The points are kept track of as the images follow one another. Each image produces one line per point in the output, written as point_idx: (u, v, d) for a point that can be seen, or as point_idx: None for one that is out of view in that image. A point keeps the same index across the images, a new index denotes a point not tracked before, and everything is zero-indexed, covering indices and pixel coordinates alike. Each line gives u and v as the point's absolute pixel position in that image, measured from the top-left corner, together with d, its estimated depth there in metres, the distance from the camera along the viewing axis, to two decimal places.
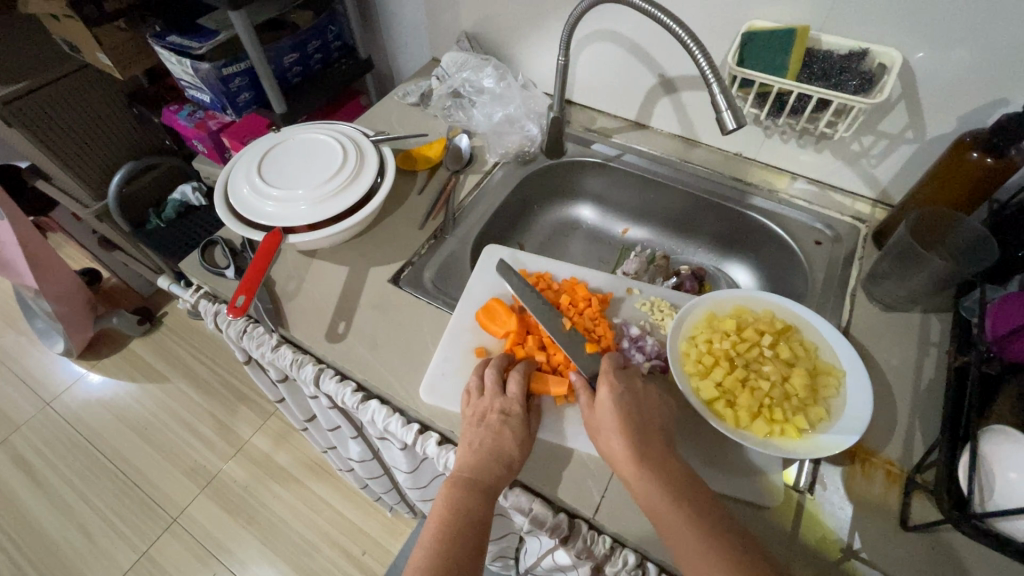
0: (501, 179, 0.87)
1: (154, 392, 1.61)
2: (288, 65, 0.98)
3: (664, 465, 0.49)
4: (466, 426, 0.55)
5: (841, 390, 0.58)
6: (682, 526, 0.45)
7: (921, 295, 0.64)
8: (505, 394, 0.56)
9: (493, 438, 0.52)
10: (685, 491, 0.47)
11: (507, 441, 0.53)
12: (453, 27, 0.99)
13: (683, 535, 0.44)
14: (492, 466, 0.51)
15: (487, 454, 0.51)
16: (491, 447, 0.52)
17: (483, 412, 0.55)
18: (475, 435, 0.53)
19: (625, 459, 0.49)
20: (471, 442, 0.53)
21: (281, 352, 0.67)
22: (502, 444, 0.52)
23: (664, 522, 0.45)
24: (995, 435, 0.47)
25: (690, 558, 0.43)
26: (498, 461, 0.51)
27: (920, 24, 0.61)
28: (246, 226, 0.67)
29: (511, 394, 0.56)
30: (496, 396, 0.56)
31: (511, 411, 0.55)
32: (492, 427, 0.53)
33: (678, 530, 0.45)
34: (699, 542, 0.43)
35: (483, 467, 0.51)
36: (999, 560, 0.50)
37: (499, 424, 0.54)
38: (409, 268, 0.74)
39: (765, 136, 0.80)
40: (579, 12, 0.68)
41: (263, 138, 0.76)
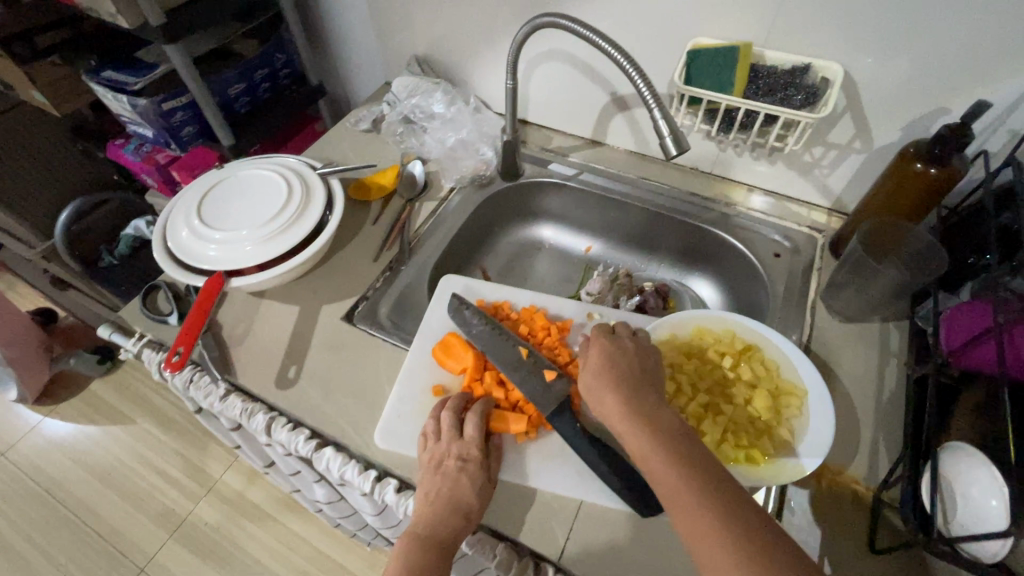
0: (459, 205, 0.85)
1: (117, 434, 1.54)
2: (234, 95, 0.94)
3: (652, 417, 0.46)
4: (423, 474, 0.52)
5: (804, 410, 0.56)
6: (672, 478, 0.41)
7: (877, 305, 0.64)
8: (462, 438, 0.54)
9: (450, 489, 0.50)
10: (677, 442, 0.43)
11: (463, 490, 0.50)
12: (405, 49, 0.97)
13: (673, 487, 0.41)
14: (449, 519, 0.48)
15: (443, 507, 0.49)
16: (448, 499, 0.49)
17: (440, 459, 0.53)
18: (432, 484, 0.51)
19: (616, 416, 0.47)
20: (428, 492, 0.50)
21: (229, 402, 0.63)
22: (460, 492, 0.50)
23: (656, 475, 0.42)
24: (956, 452, 0.47)
25: (680, 511, 0.40)
26: (455, 512, 0.49)
27: (858, 39, 0.62)
28: (186, 272, 0.64)
29: (468, 437, 0.54)
30: (453, 440, 0.54)
31: (470, 456, 0.53)
32: (449, 474, 0.51)
33: (669, 483, 0.41)
34: (689, 494, 0.40)
35: (440, 519, 0.48)
36: None
37: (457, 471, 0.51)
38: (363, 302, 0.71)
39: (720, 150, 0.80)
40: (521, 37, 0.67)
41: (206, 175, 0.73)
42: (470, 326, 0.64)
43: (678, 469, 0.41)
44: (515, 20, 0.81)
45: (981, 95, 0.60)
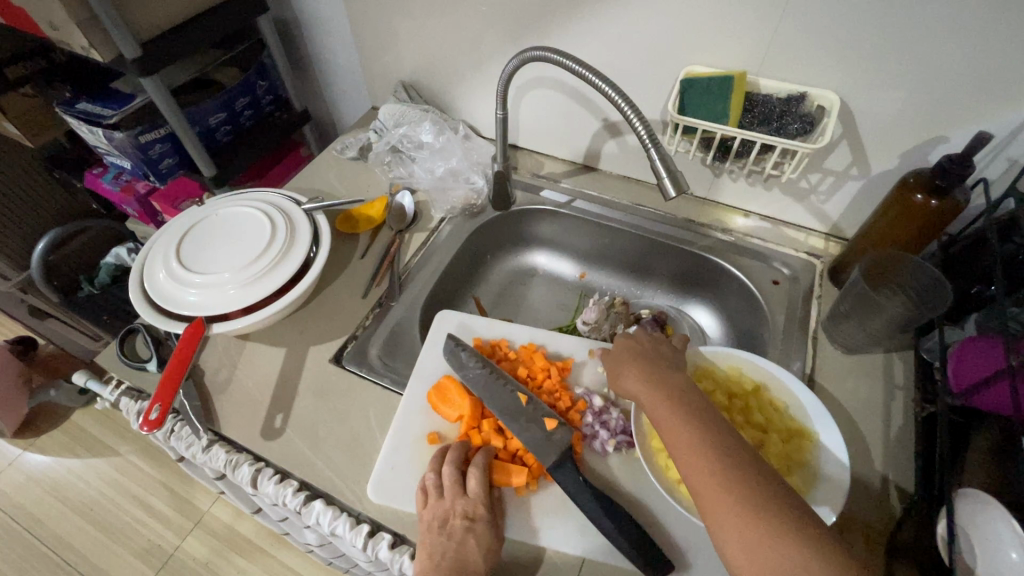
0: (450, 235, 0.83)
1: (99, 467, 1.49)
2: (215, 124, 0.92)
3: (665, 379, 0.51)
4: (424, 534, 0.50)
5: (818, 458, 0.54)
6: (681, 428, 0.46)
7: (883, 336, 0.63)
8: (466, 494, 0.52)
9: (456, 554, 0.47)
10: (689, 401, 0.48)
11: (468, 553, 0.47)
12: (391, 74, 0.94)
13: (682, 435, 0.45)
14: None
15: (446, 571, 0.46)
16: (453, 566, 0.46)
17: (444, 517, 0.50)
18: (437, 545, 0.48)
19: (637, 383, 0.53)
20: (432, 554, 0.48)
21: (213, 453, 0.60)
22: (464, 552, 0.47)
23: (667, 425, 0.47)
24: (971, 501, 0.45)
25: (686, 453, 0.44)
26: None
27: (854, 68, 0.61)
28: (164, 318, 0.61)
29: (472, 493, 0.52)
30: (457, 496, 0.51)
31: (476, 515, 0.50)
32: (453, 533, 0.49)
33: (679, 431, 0.46)
34: (696, 440, 0.44)
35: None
36: None
37: (462, 529, 0.49)
38: (352, 342, 0.69)
39: (715, 176, 0.79)
40: (510, 69, 0.65)
41: (186, 213, 0.71)
42: (466, 369, 0.62)
43: (688, 420, 0.46)
44: (504, 46, 0.80)
45: (979, 124, 0.59)
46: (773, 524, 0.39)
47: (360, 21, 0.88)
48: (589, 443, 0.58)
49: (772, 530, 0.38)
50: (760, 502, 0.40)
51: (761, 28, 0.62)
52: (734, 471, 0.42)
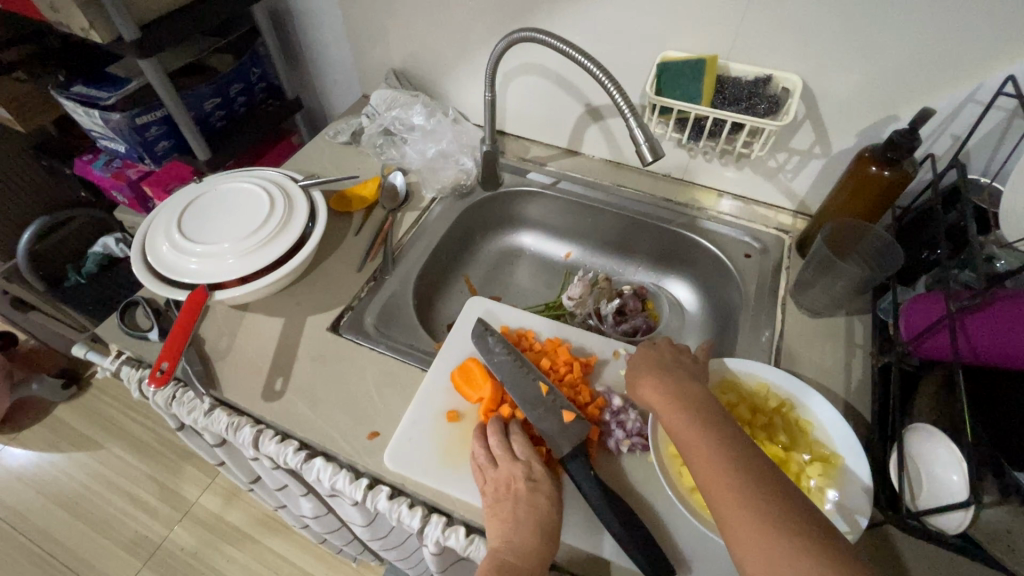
0: (440, 214, 0.86)
1: (84, 461, 1.47)
2: (209, 109, 0.94)
3: (684, 391, 0.52)
4: (491, 505, 0.51)
5: (841, 478, 0.52)
6: (696, 435, 0.47)
7: (843, 299, 0.68)
8: (520, 458, 0.53)
9: (534, 515, 0.48)
10: (703, 408, 0.49)
11: (543, 510, 0.49)
12: (381, 63, 0.98)
13: (698, 443, 0.46)
14: (543, 543, 0.47)
15: (531, 533, 0.47)
16: (536, 524, 0.48)
17: (506, 483, 0.51)
18: (508, 510, 0.49)
19: (653, 394, 0.53)
20: (505, 519, 0.49)
21: (215, 416, 0.63)
22: (539, 511, 0.49)
23: (683, 435, 0.48)
24: (920, 434, 0.50)
25: (701, 460, 0.45)
26: (543, 532, 0.48)
27: (814, 52, 0.66)
28: (166, 285, 0.63)
29: (524, 457, 0.53)
30: (513, 463, 0.52)
31: (536, 475, 0.52)
32: (522, 497, 0.50)
33: (694, 439, 0.47)
34: (710, 448, 0.45)
35: (537, 546, 0.46)
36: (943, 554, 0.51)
37: (528, 489, 0.50)
38: (348, 313, 0.72)
39: (690, 157, 0.84)
40: (498, 52, 0.69)
41: (184, 189, 0.73)
42: (492, 354, 0.63)
43: (704, 429, 0.47)
44: (491, 35, 0.84)
45: (925, 103, 0.65)
46: (789, 531, 0.39)
47: (351, 11, 0.91)
48: (603, 442, 0.58)
49: (788, 537, 0.39)
50: (769, 503, 0.41)
51: (731, 16, 0.67)
52: (748, 480, 0.42)
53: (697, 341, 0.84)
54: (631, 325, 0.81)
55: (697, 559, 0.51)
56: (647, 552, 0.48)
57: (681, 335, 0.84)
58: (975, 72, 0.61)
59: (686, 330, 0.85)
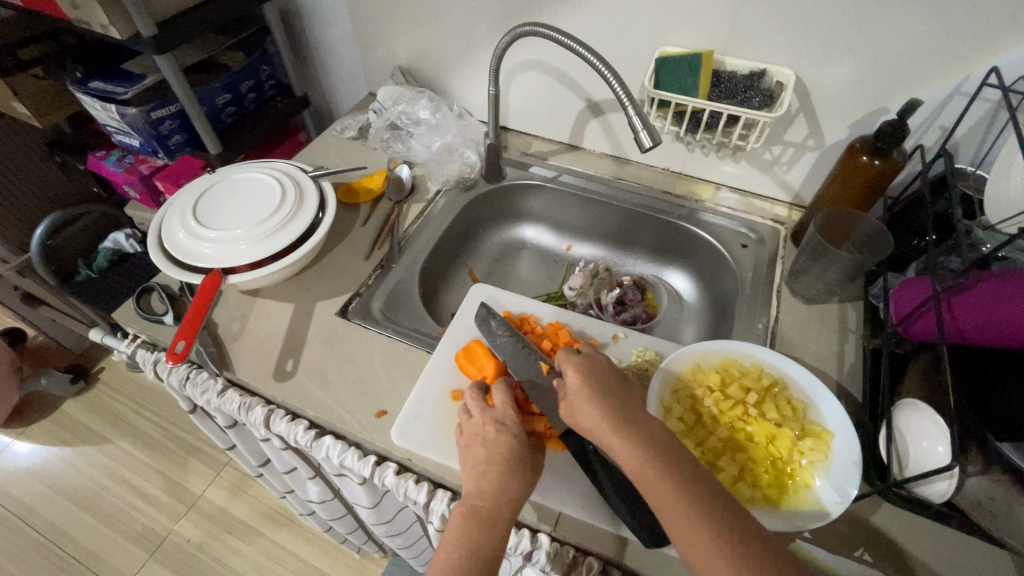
0: (444, 206, 0.89)
1: (91, 454, 1.49)
2: (220, 105, 0.97)
3: (622, 409, 0.48)
4: (465, 452, 0.52)
5: (830, 454, 0.54)
6: (672, 498, 0.41)
7: (836, 286, 0.70)
8: (495, 407, 0.54)
9: (499, 455, 0.49)
10: (675, 461, 0.43)
11: (508, 449, 0.49)
12: (388, 61, 1.00)
13: (678, 509, 0.40)
14: (506, 480, 0.48)
15: (498, 472, 0.48)
16: (501, 463, 0.48)
17: (478, 431, 0.52)
18: (477, 455, 0.50)
19: (607, 431, 0.47)
20: (475, 463, 0.50)
21: (228, 396, 0.65)
22: (504, 452, 0.49)
23: (655, 495, 0.42)
24: (908, 408, 0.52)
25: (649, 484, 0.43)
26: (512, 472, 0.48)
27: (806, 47, 0.69)
28: (181, 270, 0.66)
29: (500, 405, 0.54)
30: (488, 412, 0.54)
31: (507, 420, 0.52)
32: (489, 440, 0.51)
33: (646, 472, 0.43)
34: (686, 506, 0.40)
35: (500, 487, 0.47)
36: (934, 527, 0.53)
37: (496, 432, 0.51)
38: (356, 299, 0.74)
39: (688, 150, 0.86)
40: (502, 46, 0.72)
41: (198, 179, 0.76)
42: (494, 336, 0.65)
43: (680, 491, 0.41)
44: (495, 32, 0.86)
45: (914, 95, 0.67)
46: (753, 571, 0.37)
47: (359, 10, 0.94)
48: None
49: None
50: (715, 522, 0.39)
51: (727, 13, 0.70)
52: (693, 497, 0.41)
53: (695, 330, 0.86)
54: (630, 314, 0.83)
55: None
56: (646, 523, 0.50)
57: (678, 325, 0.87)
58: (961, 64, 0.63)
59: (684, 320, 0.87)
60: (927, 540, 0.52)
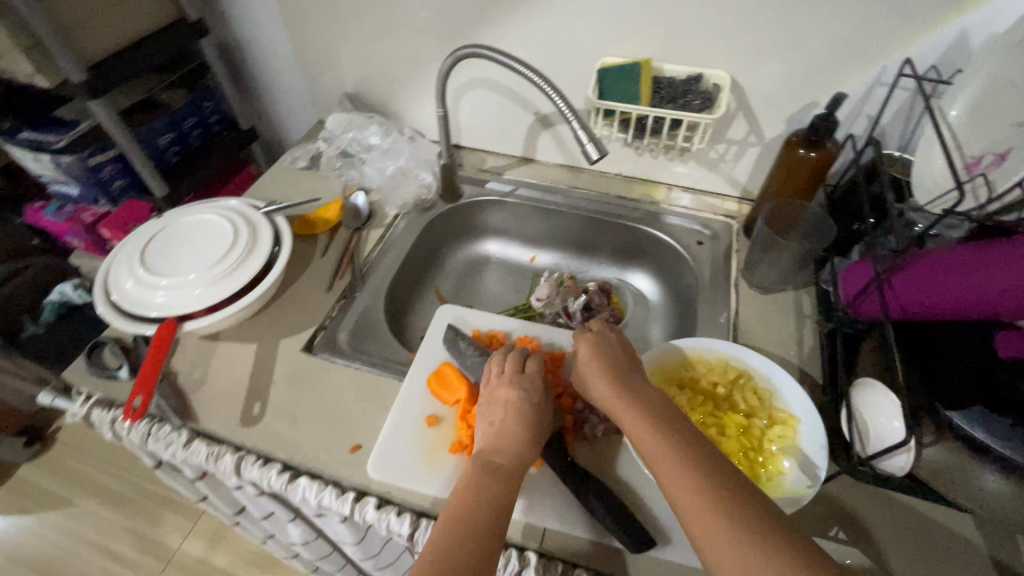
0: (405, 229, 0.88)
1: (54, 520, 1.40)
2: (164, 145, 0.96)
3: (633, 384, 0.53)
4: (487, 406, 0.55)
5: (797, 440, 0.56)
6: (662, 446, 0.46)
7: (789, 274, 0.74)
8: (527, 374, 0.57)
9: (520, 421, 0.53)
10: (667, 423, 0.48)
11: (530, 415, 0.53)
12: (334, 88, 1.00)
13: (660, 452, 0.46)
14: (524, 449, 0.51)
15: (518, 436, 0.51)
16: (521, 425, 0.52)
17: (507, 392, 0.55)
18: (498, 414, 0.54)
19: (610, 397, 0.53)
20: (496, 423, 0.53)
21: (195, 447, 0.63)
22: (524, 416, 0.53)
23: (650, 452, 0.46)
24: (863, 386, 0.55)
25: (646, 441, 0.47)
26: (531, 439, 0.52)
27: (736, 49, 0.72)
28: (134, 322, 0.64)
29: (531, 373, 0.57)
30: (520, 378, 0.57)
31: (533, 387, 0.56)
32: (513, 404, 0.54)
33: (643, 433, 0.48)
34: (674, 456, 0.45)
35: (518, 449, 0.51)
36: (901, 499, 0.55)
37: (522, 398, 0.54)
38: (321, 333, 0.73)
39: (638, 155, 0.89)
40: (445, 69, 0.73)
41: (144, 225, 0.73)
42: (464, 357, 0.65)
43: (671, 442, 0.46)
44: (439, 53, 0.87)
45: (841, 87, 0.71)
46: (732, 507, 0.40)
47: (299, 41, 0.93)
48: (579, 430, 0.61)
49: (748, 531, 0.39)
50: (700, 466, 0.43)
51: (660, 22, 0.72)
52: (682, 450, 0.45)
53: (663, 328, 0.88)
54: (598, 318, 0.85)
55: (676, 528, 0.53)
56: (629, 531, 0.50)
57: (645, 325, 0.89)
58: (878, 57, 0.67)
59: (650, 320, 0.89)
60: (897, 513, 0.55)
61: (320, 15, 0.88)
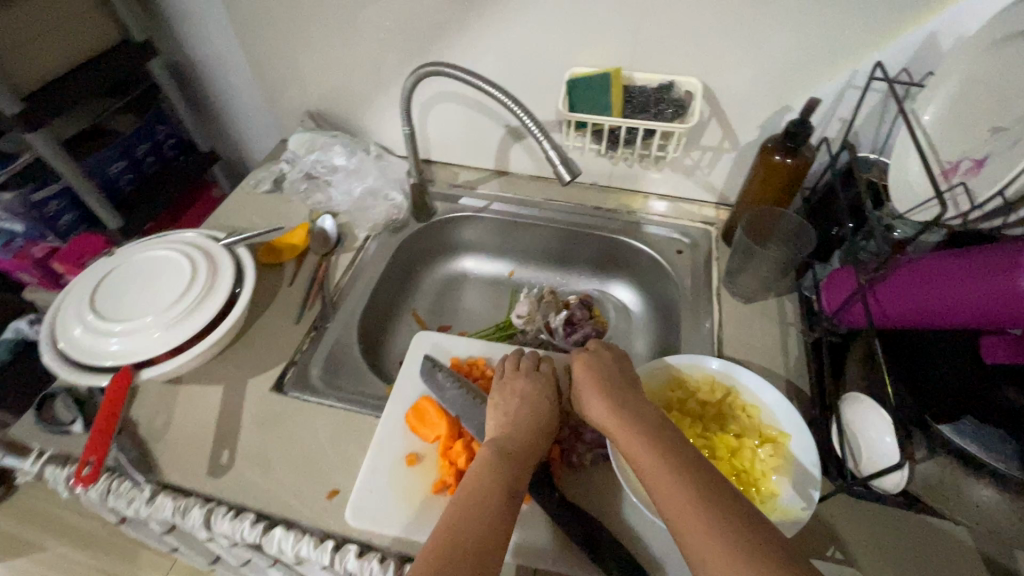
0: (377, 251, 0.85)
1: (21, 568, 1.33)
2: (116, 173, 0.92)
3: (630, 403, 0.52)
4: (502, 394, 0.58)
5: (789, 458, 0.55)
6: (658, 466, 0.44)
7: (771, 282, 0.73)
8: (540, 373, 0.60)
9: (532, 411, 0.55)
10: (665, 443, 0.46)
11: (542, 405, 0.56)
12: (295, 106, 0.95)
13: (657, 473, 0.44)
14: (536, 436, 0.53)
15: (530, 424, 0.54)
16: (533, 414, 0.55)
17: (522, 386, 0.58)
18: (512, 402, 0.56)
19: (605, 417, 0.52)
20: (510, 410, 0.55)
21: (159, 503, 0.57)
22: (538, 408, 0.56)
23: (648, 473, 0.44)
24: (853, 401, 0.54)
25: (643, 463, 0.46)
26: (542, 429, 0.54)
27: (706, 56, 0.70)
28: (87, 373, 0.59)
29: (545, 372, 0.61)
30: (534, 376, 0.60)
31: (546, 384, 0.59)
32: (528, 395, 0.57)
33: (640, 454, 0.46)
34: (672, 477, 0.43)
35: (531, 436, 0.53)
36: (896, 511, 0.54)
37: (536, 391, 0.57)
38: (292, 369, 0.69)
39: (613, 165, 0.87)
40: (409, 87, 0.70)
41: (94, 264, 0.69)
42: (443, 390, 0.62)
43: (668, 463, 0.44)
44: (403, 68, 0.84)
45: (813, 91, 0.70)
46: (733, 527, 0.38)
47: (255, 59, 0.89)
48: (567, 460, 0.58)
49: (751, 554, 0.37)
50: (699, 487, 0.42)
51: (628, 31, 0.71)
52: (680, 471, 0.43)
53: (647, 339, 0.86)
54: (580, 334, 0.83)
55: (672, 559, 0.51)
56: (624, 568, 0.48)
57: (629, 336, 0.87)
58: (848, 61, 0.66)
59: (634, 331, 0.88)
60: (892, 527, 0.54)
61: (275, 32, 0.84)
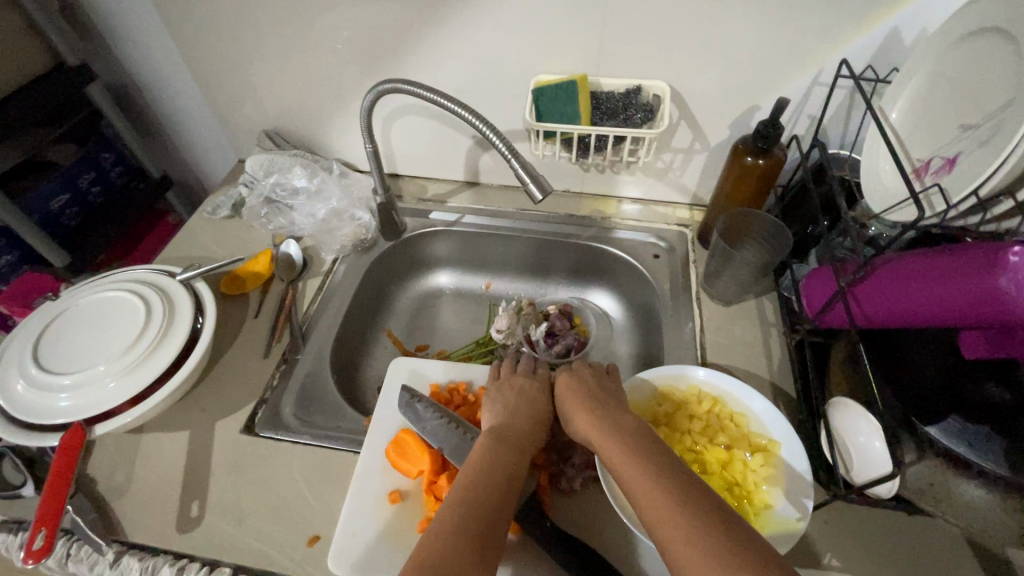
0: (346, 274, 0.82)
1: None
2: (58, 208, 0.88)
3: (618, 416, 0.51)
4: (498, 391, 0.58)
5: (780, 467, 0.54)
6: (646, 477, 0.43)
7: (749, 284, 0.72)
8: (535, 377, 0.61)
9: (529, 406, 0.56)
10: (653, 456, 0.45)
11: (538, 401, 0.57)
12: (250, 125, 0.91)
13: (644, 487, 0.42)
14: (533, 429, 0.54)
15: (526, 417, 0.54)
16: (528, 408, 0.55)
17: (518, 383, 0.59)
18: (510, 396, 0.57)
19: (590, 432, 0.50)
20: (508, 403, 0.56)
21: (123, 565, 0.54)
22: (539, 404, 0.56)
23: (635, 487, 0.43)
24: (840, 407, 0.54)
25: (630, 477, 0.44)
26: (539, 422, 0.55)
27: (671, 60, 0.69)
28: (35, 433, 0.55)
29: (539, 375, 0.61)
30: (531, 377, 0.60)
31: (541, 385, 0.59)
32: (525, 390, 0.58)
33: (628, 469, 0.44)
34: (659, 489, 0.41)
35: (529, 427, 0.53)
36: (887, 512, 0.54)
37: (532, 388, 0.58)
38: (262, 408, 0.65)
39: (585, 171, 0.85)
40: (366, 105, 0.67)
41: (36, 312, 0.64)
42: (423, 422, 0.59)
43: (655, 476, 0.42)
44: (362, 83, 0.80)
45: (780, 90, 0.70)
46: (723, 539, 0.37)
47: (203, 79, 0.84)
48: (556, 485, 0.57)
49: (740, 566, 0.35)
50: (688, 499, 0.40)
51: (591, 36, 0.69)
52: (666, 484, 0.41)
53: (629, 346, 0.85)
54: (563, 346, 0.80)
55: None
56: None
57: (611, 344, 0.86)
58: (814, 59, 0.66)
59: (616, 339, 0.86)
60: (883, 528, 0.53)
61: (223, 51, 0.79)
